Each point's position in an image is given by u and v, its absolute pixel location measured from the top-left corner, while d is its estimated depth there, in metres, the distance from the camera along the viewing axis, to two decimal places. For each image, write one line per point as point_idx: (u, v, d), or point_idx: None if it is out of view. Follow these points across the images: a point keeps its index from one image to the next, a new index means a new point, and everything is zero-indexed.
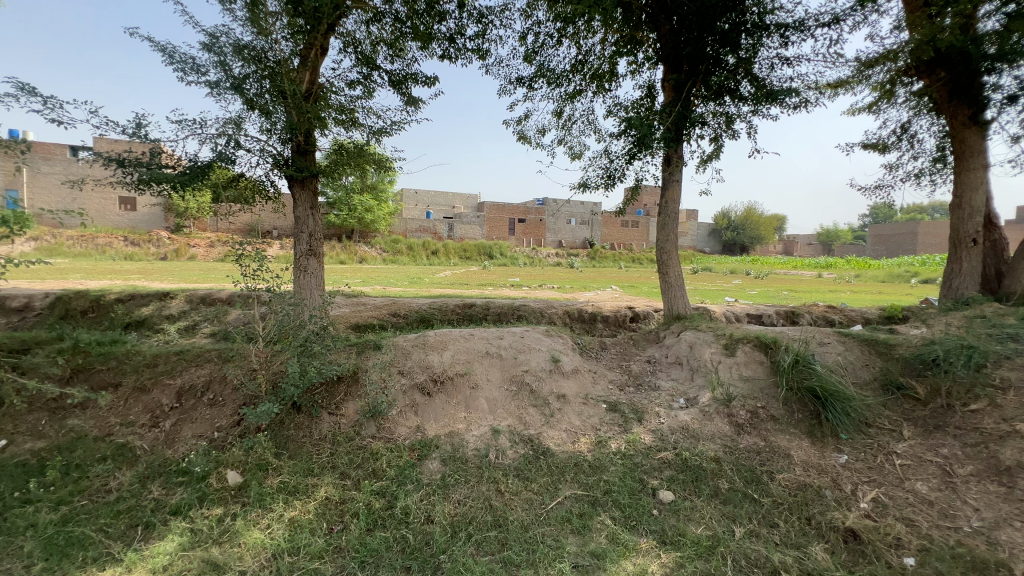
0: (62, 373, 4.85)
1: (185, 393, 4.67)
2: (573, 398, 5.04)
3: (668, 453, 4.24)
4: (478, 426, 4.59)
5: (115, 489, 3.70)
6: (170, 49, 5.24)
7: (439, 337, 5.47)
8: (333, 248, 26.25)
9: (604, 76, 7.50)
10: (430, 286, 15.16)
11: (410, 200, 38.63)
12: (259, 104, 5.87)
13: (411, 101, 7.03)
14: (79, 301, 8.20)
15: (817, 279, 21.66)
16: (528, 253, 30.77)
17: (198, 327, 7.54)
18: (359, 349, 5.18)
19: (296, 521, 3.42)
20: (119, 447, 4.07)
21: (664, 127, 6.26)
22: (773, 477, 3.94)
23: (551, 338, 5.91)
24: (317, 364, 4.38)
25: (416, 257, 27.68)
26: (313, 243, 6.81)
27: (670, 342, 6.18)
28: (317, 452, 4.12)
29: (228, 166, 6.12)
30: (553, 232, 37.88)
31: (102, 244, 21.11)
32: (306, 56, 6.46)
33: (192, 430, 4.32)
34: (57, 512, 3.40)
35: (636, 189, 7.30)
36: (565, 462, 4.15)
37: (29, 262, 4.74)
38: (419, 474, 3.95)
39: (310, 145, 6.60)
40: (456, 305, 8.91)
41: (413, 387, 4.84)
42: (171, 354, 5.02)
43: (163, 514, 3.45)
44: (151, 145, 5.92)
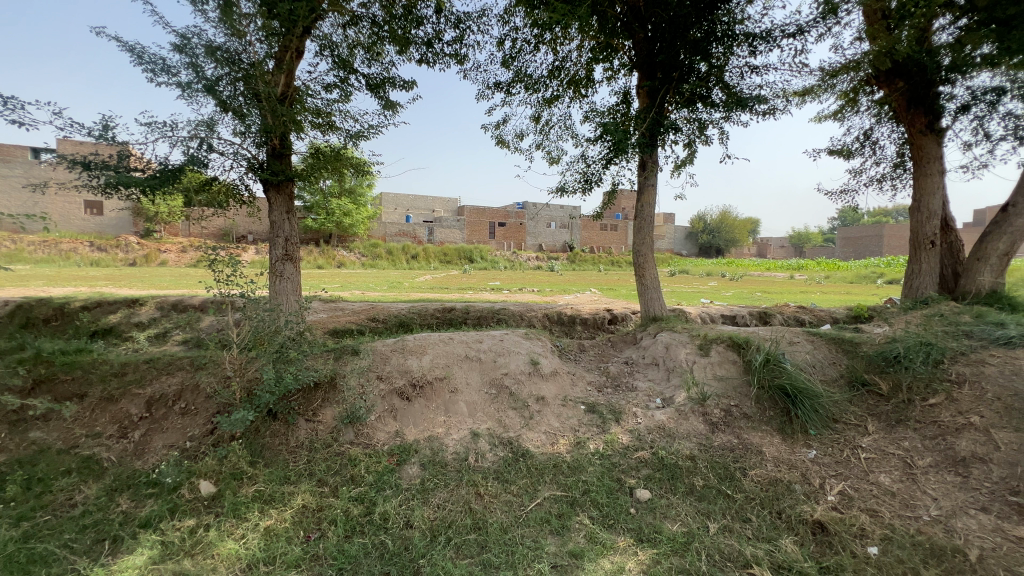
0: (24, 384, 4.67)
1: (156, 402, 4.55)
2: (552, 400, 5.09)
3: (645, 452, 4.33)
4: (457, 430, 4.59)
5: (81, 503, 3.57)
6: (140, 50, 5.15)
7: (418, 342, 5.47)
8: (310, 253, 25.80)
9: (581, 82, 7.62)
10: (410, 291, 15.12)
11: (390, 205, 38.39)
12: (233, 107, 5.82)
13: (389, 105, 7.02)
14: (41, 309, 7.90)
15: (789, 279, 23.21)
16: (509, 257, 30.79)
17: (169, 334, 7.33)
18: (337, 355, 5.13)
19: (272, 530, 3.35)
20: (85, 459, 3.94)
21: (639, 133, 6.40)
22: (746, 473, 4.06)
23: (530, 341, 5.96)
24: (294, 370, 4.33)
25: (395, 261, 27.44)
26: (289, 248, 6.73)
27: (647, 343, 6.31)
28: (294, 460, 4.07)
29: (200, 169, 6.02)
30: (533, 236, 38.22)
31: (65, 249, 20.35)
32: (282, 59, 6.39)
33: (163, 440, 4.22)
34: (18, 528, 3.26)
35: (613, 194, 7.43)
36: (545, 463, 4.19)
37: None
38: (398, 479, 3.93)
39: (286, 148, 6.53)
40: (436, 309, 8.88)
41: (392, 392, 4.83)
42: (141, 363, 4.88)
43: (132, 527, 3.35)
44: (119, 147, 5.75)
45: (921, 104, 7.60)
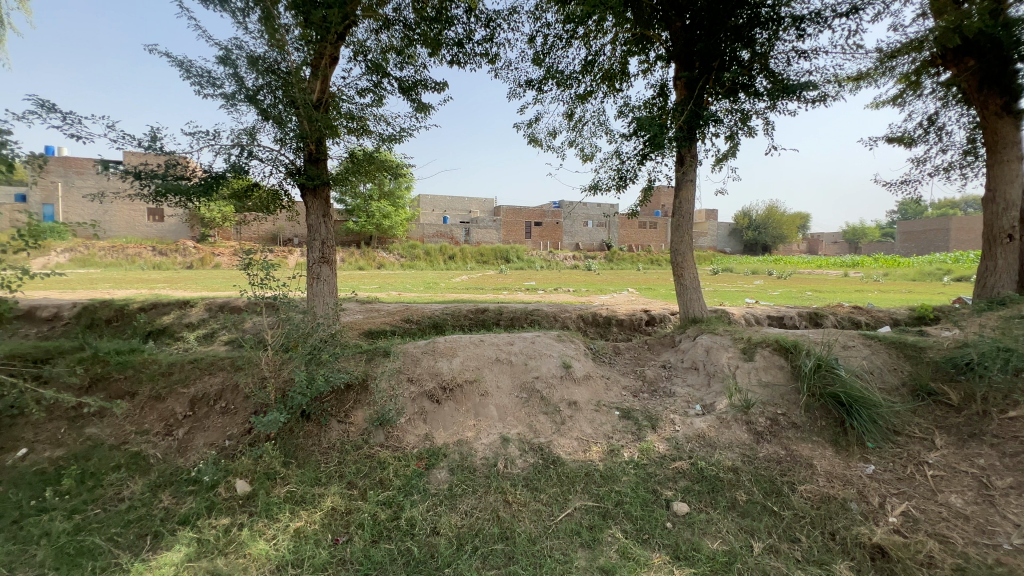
0: (82, 382, 4.96)
1: (199, 401, 4.71)
2: (585, 405, 4.94)
3: (683, 462, 4.10)
4: (487, 434, 4.53)
5: (127, 498, 3.72)
6: (188, 63, 5.39)
7: (448, 344, 5.47)
8: (352, 254, 26.50)
9: (615, 76, 7.39)
10: (446, 291, 15.25)
11: (427, 206, 39.03)
12: (273, 115, 6.03)
13: (422, 107, 7.04)
14: (104, 310, 8.44)
15: (845, 279, 20.72)
16: (546, 257, 30.51)
17: (216, 335, 7.64)
18: (369, 357, 5.20)
19: (301, 531, 3.37)
20: (133, 455, 4.12)
21: (677, 127, 6.12)
22: (794, 488, 3.76)
23: (563, 343, 5.85)
24: (325, 372, 4.38)
25: (433, 262, 27.87)
26: (325, 251, 6.85)
27: (685, 346, 6.03)
28: (325, 461, 4.11)
29: (241, 176, 6.24)
30: (570, 236, 37.87)
31: (132, 253, 21.87)
32: (317, 66, 6.51)
33: (204, 439, 4.35)
34: (71, 521, 3.42)
35: (650, 190, 7.14)
36: (576, 471, 4.05)
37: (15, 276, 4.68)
38: (426, 484, 3.90)
39: (321, 154, 6.66)
40: (469, 310, 8.87)
41: (422, 394, 4.83)
42: (186, 363, 5.09)
43: (172, 524, 3.45)
44: (167, 157, 6.03)
45: (995, 85, 6.88)
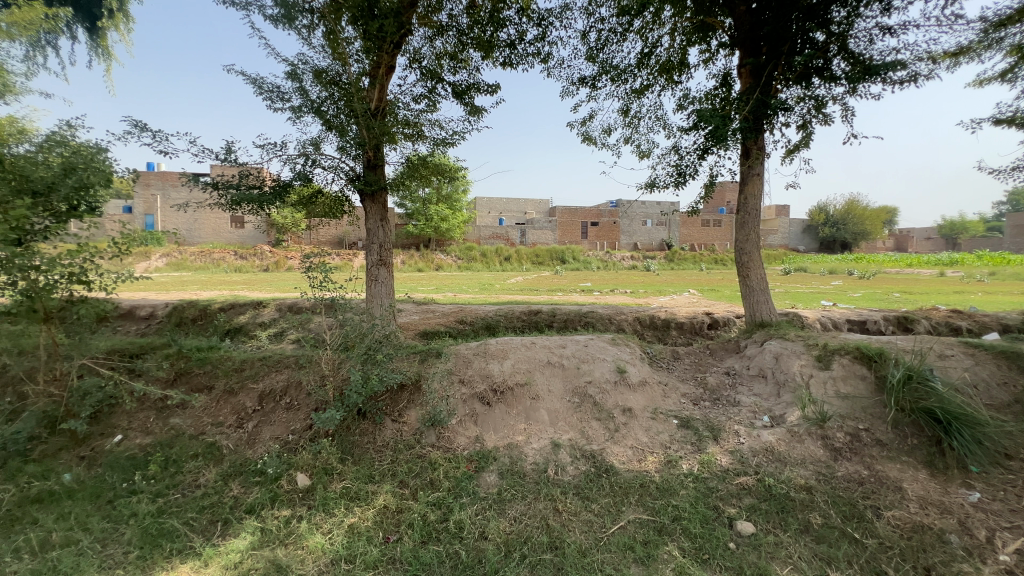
0: (168, 375, 5.43)
1: (266, 397, 5.00)
2: (640, 412, 4.73)
3: (749, 478, 3.80)
4: (538, 439, 4.45)
5: (203, 485, 4.00)
6: (260, 80, 5.77)
7: (500, 346, 5.47)
8: (412, 257, 27.41)
9: (674, 68, 7.06)
10: (501, 293, 15.37)
11: (483, 208, 39.60)
12: (335, 124, 6.31)
13: (475, 110, 7.09)
14: (190, 310, 9.23)
15: (940, 279, 18.63)
16: (603, 257, 29.95)
17: (285, 334, 8.12)
18: (422, 357, 5.30)
19: (355, 528, 3.46)
20: (209, 445, 4.44)
21: (742, 117, 5.72)
22: (879, 514, 3.37)
23: (617, 347, 5.66)
24: (379, 371, 4.50)
25: (489, 263, 28.24)
26: (383, 254, 7.08)
27: (751, 352, 5.63)
28: (379, 459, 4.22)
29: (306, 184, 6.57)
30: (628, 235, 36.95)
31: (217, 257, 23.92)
32: (375, 76, 6.74)
33: (270, 432, 4.61)
34: (154, 504, 3.73)
35: (713, 186, 6.74)
36: (630, 482, 3.87)
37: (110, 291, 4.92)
38: (475, 487, 3.89)
39: (379, 160, 6.87)
40: (522, 312, 8.84)
41: (473, 396, 4.84)
42: (256, 361, 5.43)
43: (239, 512, 3.66)
44: (242, 168, 6.48)
45: None
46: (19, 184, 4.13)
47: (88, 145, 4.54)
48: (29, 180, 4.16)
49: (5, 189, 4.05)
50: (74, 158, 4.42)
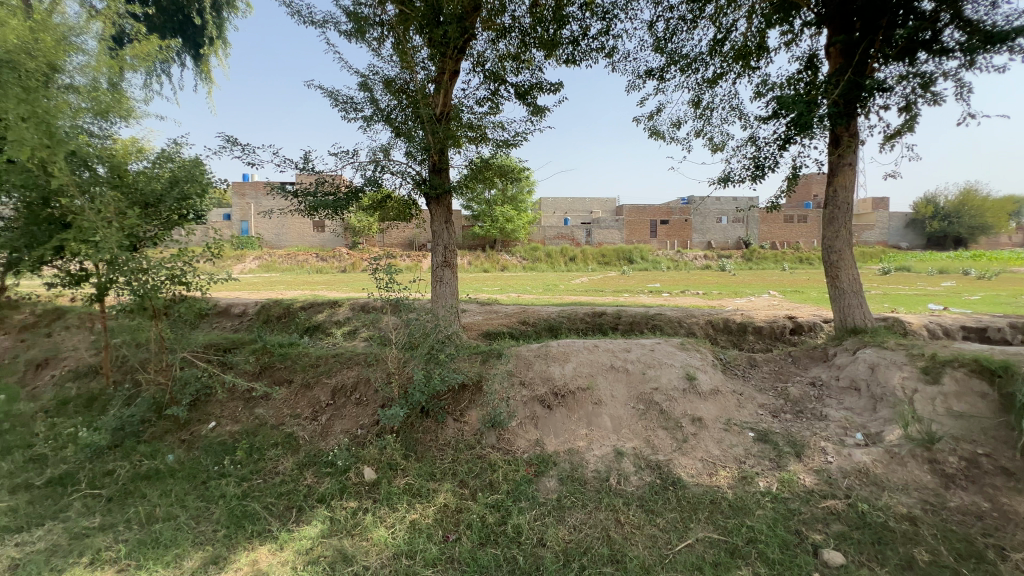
0: (255, 369, 5.90)
1: (338, 392, 5.28)
2: (711, 423, 4.43)
3: (838, 502, 3.41)
4: (600, 445, 4.31)
5: (281, 472, 4.29)
6: (335, 93, 6.12)
7: (562, 349, 5.39)
8: (478, 258, 27.94)
9: (751, 53, 6.56)
10: (566, 294, 15.21)
11: (548, 209, 39.52)
12: (403, 131, 6.55)
13: (537, 110, 7.04)
14: (276, 308, 10.02)
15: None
16: (673, 256, 28.73)
17: (357, 331, 8.57)
18: (484, 358, 5.35)
19: (416, 524, 3.54)
20: (287, 435, 4.76)
21: (830, 102, 5.18)
22: (1004, 556, 2.88)
23: (686, 353, 5.36)
24: (441, 371, 4.59)
25: (554, 263, 28.08)
26: (448, 255, 7.23)
27: (841, 361, 5.09)
28: (441, 457, 4.29)
29: (376, 189, 6.87)
30: (700, 233, 35.17)
31: (301, 259, 25.88)
32: (440, 81, 6.89)
33: (341, 426, 4.86)
34: (240, 487, 4.04)
35: (796, 179, 6.18)
36: (699, 497, 3.62)
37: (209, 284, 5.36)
38: (535, 491, 3.84)
39: (444, 164, 7.01)
40: (586, 314, 8.67)
41: (534, 399, 4.80)
42: (330, 357, 5.76)
43: (312, 500, 3.87)
44: (319, 176, 6.91)
45: None
46: (135, 198, 4.74)
47: (191, 159, 5.09)
48: (143, 193, 4.76)
49: (124, 202, 4.68)
50: (179, 172, 4.98)
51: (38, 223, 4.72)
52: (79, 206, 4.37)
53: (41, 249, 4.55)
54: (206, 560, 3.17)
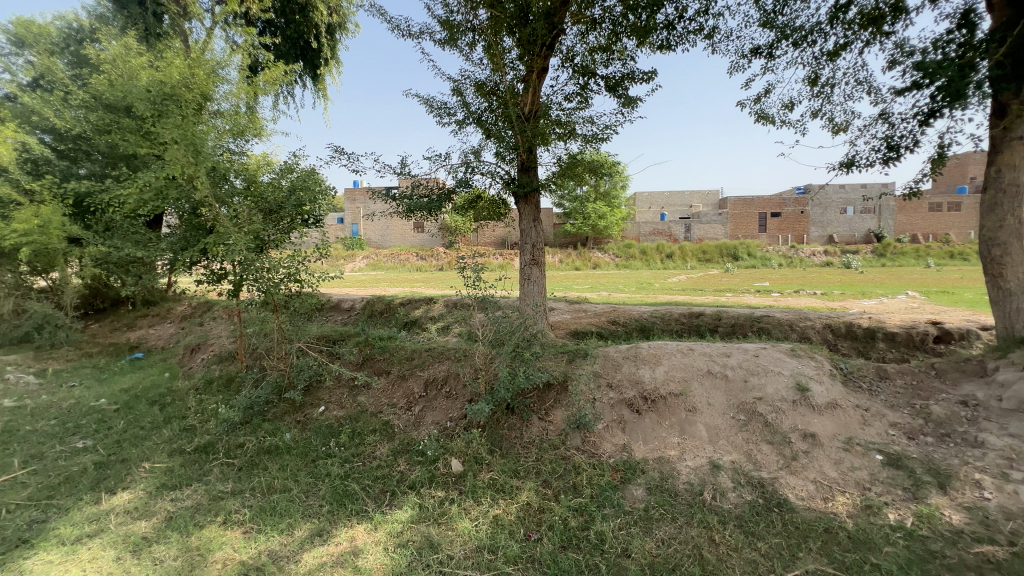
0: (358, 360, 6.41)
1: (430, 384, 5.53)
2: (827, 441, 3.92)
3: (998, 549, 2.81)
4: (693, 456, 4.02)
5: (378, 457, 4.60)
6: (431, 100, 6.42)
7: (653, 351, 5.12)
8: (569, 256, 27.76)
9: (885, 16, 5.66)
10: (660, 292, 14.49)
11: (643, 204, 38.01)
12: (493, 132, 6.67)
13: (629, 101, 6.76)
14: (379, 304, 10.82)
15: None
16: (786, 252, 26.04)
17: (450, 327, 8.94)
18: (570, 357, 5.26)
19: (499, 520, 3.58)
20: (384, 423, 5.10)
21: (993, 63, 4.28)
22: None
23: (798, 360, 4.80)
24: (527, 369, 4.60)
25: (649, 260, 26.92)
26: (536, 253, 7.24)
27: (1005, 378, 4.20)
28: (525, 455, 4.31)
29: (468, 190, 7.09)
30: (819, 226, 31.47)
31: (403, 258, 27.75)
32: (529, 80, 6.91)
33: (432, 417, 5.09)
34: (343, 468, 4.41)
35: (944, 158, 5.21)
36: (811, 524, 3.20)
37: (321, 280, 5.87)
38: (620, 499, 3.69)
39: (532, 162, 7.02)
40: (681, 314, 8.17)
41: (621, 402, 4.62)
42: (423, 352, 6.07)
43: (404, 486, 4.10)
44: (416, 179, 7.31)
45: None
46: (262, 205, 5.41)
47: (307, 169, 5.70)
48: (268, 201, 5.42)
49: (254, 209, 5.36)
50: (296, 181, 5.59)
51: (191, 229, 5.60)
52: (219, 214, 5.11)
53: (192, 251, 5.38)
54: (312, 532, 3.49)
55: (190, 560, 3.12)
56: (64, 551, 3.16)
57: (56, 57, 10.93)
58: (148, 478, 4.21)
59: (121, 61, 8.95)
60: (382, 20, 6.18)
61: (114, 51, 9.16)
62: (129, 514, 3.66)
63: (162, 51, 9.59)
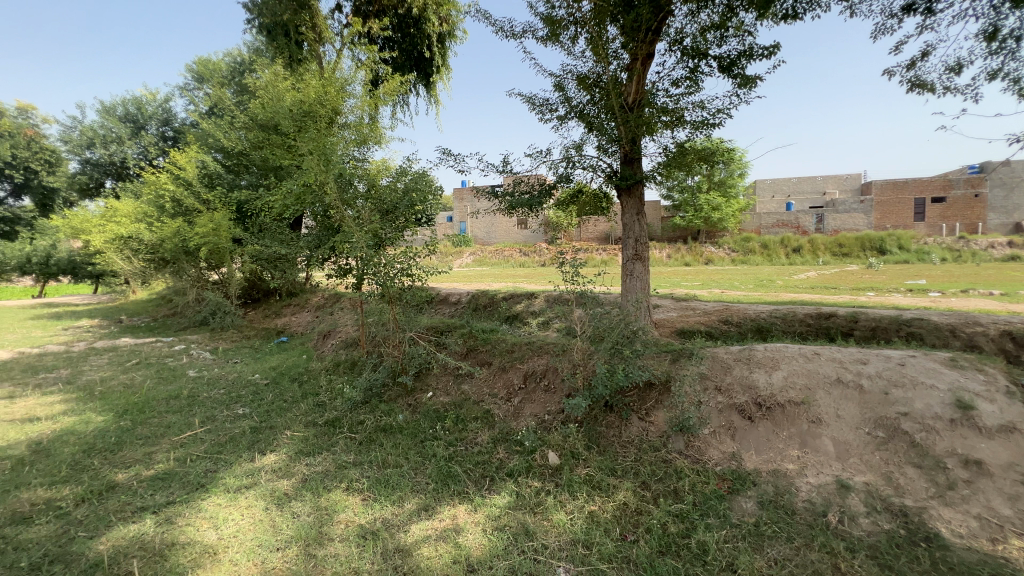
0: (463, 350, 6.78)
1: (529, 377, 5.65)
2: (998, 471, 3.25)
3: None
4: (815, 472, 3.60)
5: (479, 443, 4.83)
6: (533, 97, 6.51)
7: (769, 354, 4.67)
8: (678, 251, 26.29)
9: None
10: (783, 290, 13.09)
11: (765, 193, 34.55)
12: (595, 125, 6.57)
13: (746, 82, 6.19)
14: (483, 298, 11.29)
15: None
16: (951, 245, 21.84)
17: (550, 322, 9.02)
18: (674, 357, 5.01)
19: (594, 516, 3.55)
20: (485, 412, 5.34)
21: None
22: None
23: (958, 372, 4.04)
24: (626, 366, 4.49)
25: (771, 255, 24.43)
26: (638, 248, 6.99)
27: None
28: (623, 455, 4.21)
29: (568, 185, 7.07)
30: (1001, 212, 26.06)
31: (507, 254, 28.56)
32: (633, 69, 6.67)
33: (531, 409, 5.21)
34: (447, 450, 4.71)
35: None
36: (970, 567, 2.69)
37: (429, 276, 6.32)
38: (727, 510, 3.44)
39: (636, 153, 6.77)
40: (807, 314, 7.31)
41: (731, 408, 4.29)
42: (523, 345, 6.23)
43: (502, 473, 4.26)
44: (518, 176, 7.49)
45: None
46: (380, 206, 5.97)
47: (419, 171, 6.16)
48: (386, 202, 5.96)
49: (374, 210, 5.93)
50: (410, 183, 6.07)
51: (323, 230, 6.37)
52: (345, 216, 5.76)
53: (324, 249, 6.13)
54: (420, 506, 3.79)
55: (320, 517, 3.58)
56: (229, 497, 3.83)
57: (226, 88, 13.11)
58: (289, 444, 4.91)
59: (272, 86, 10.45)
60: (487, 24, 6.40)
61: (267, 78, 10.74)
62: (275, 472, 4.30)
63: (302, 74, 10.99)
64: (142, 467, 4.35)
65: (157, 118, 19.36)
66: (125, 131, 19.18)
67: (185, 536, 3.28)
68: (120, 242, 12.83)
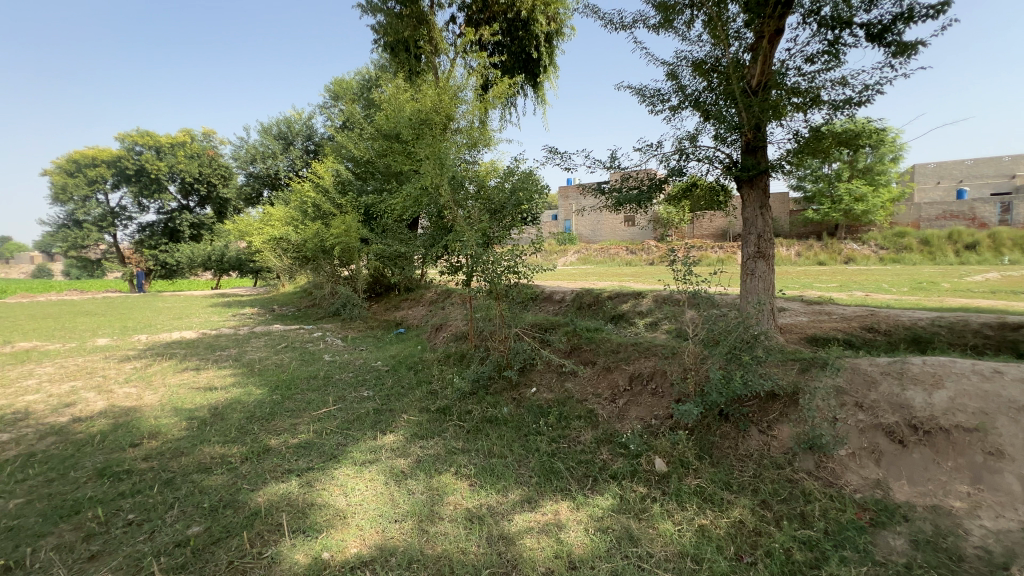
0: (566, 347, 6.78)
1: (636, 379, 5.47)
2: None
3: None
4: (992, 515, 2.97)
5: (582, 442, 4.80)
6: (643, 88, 6.26)
7: (929, 370, 3.96)
8: (810, 249, 23.41)
9: None
10: (949, 295, 11.00)
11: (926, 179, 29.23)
12: (712, 113, 6.12)
13: (902, 49, 5.29)
14: (588, 296, 11.16)
15: None
16: None
17: (659, 323, 8.62)
18: (803, 367, 4.48)
19: (705, 531, 3.32)
20: (588, 412, 5.27)
21: None
22: None
23: None
24: (745, 373, 4.12)
25: (934, 253, 20.62)
26: (761, 244, 6.36)
27: None
28: (740, 469, 3.88)
29: (681, 178, 6.68)
30: None
31: (613, 253, 27.88)
32: (757, 49, 6.09)
33: (636, 412, 5.03)
34: (550, 446, 4.76)
35: None
36: None
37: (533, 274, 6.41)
38: (869, 544, 2.99)
39: (760, 141, 6.15)
40: (985, 324, 6.04)
41: (876, 428, 3.72)
42: (629, 346, 6.04)
43: (605, 474, 4.18)
44: (626, 171, 7.26)
45: None
46: (489, 206, 6.21)
47: (526, 171, 6.29)
48: (494, 202, 6.19)
49: (483, 209, 6.19)
50: (517, 183, 6.22)
51: (437, 230, 6.81)
52: (457, 216, 6.10)
53: (437, 248, 6.55)
54: (523, 497, 3.88)
55: (432, 496, 3.84)
56: (356, 469, 4.29)
57: (357, 104, 14.64)
58: (406, 427, 5.34)
59: (395, 99, 11.43)
60: (596, 18, 6.32)
61: (391, 92, 11.79)
62: (394, 451, 4.72)
63: (420, 85, 11.86)
64: (289, 435, 5.06)
65: (302, 134, 22.28)
66: (278, 147, 22.35)
67: (322, 499, 3.76)
68: (274, 243, 15.02)
